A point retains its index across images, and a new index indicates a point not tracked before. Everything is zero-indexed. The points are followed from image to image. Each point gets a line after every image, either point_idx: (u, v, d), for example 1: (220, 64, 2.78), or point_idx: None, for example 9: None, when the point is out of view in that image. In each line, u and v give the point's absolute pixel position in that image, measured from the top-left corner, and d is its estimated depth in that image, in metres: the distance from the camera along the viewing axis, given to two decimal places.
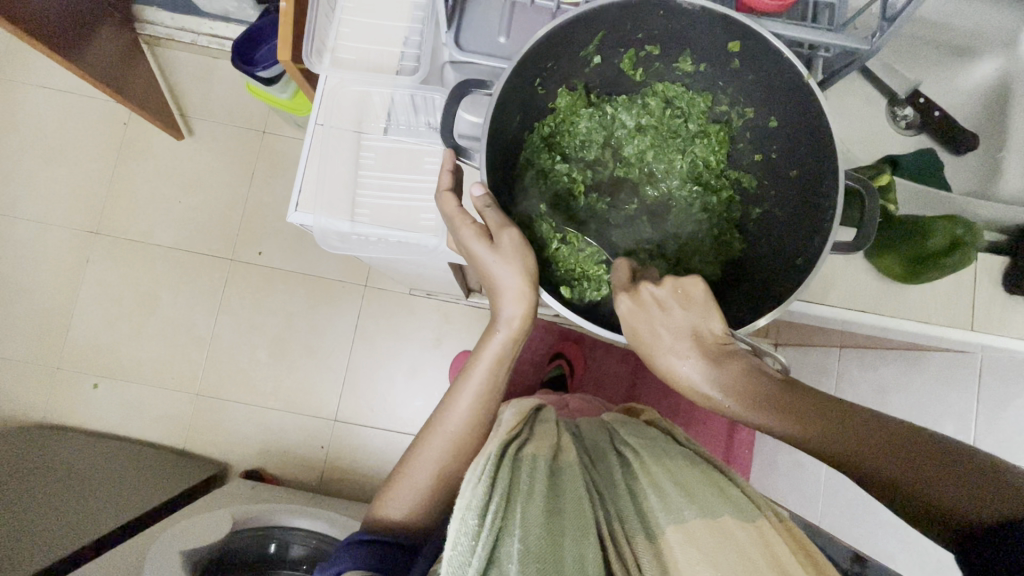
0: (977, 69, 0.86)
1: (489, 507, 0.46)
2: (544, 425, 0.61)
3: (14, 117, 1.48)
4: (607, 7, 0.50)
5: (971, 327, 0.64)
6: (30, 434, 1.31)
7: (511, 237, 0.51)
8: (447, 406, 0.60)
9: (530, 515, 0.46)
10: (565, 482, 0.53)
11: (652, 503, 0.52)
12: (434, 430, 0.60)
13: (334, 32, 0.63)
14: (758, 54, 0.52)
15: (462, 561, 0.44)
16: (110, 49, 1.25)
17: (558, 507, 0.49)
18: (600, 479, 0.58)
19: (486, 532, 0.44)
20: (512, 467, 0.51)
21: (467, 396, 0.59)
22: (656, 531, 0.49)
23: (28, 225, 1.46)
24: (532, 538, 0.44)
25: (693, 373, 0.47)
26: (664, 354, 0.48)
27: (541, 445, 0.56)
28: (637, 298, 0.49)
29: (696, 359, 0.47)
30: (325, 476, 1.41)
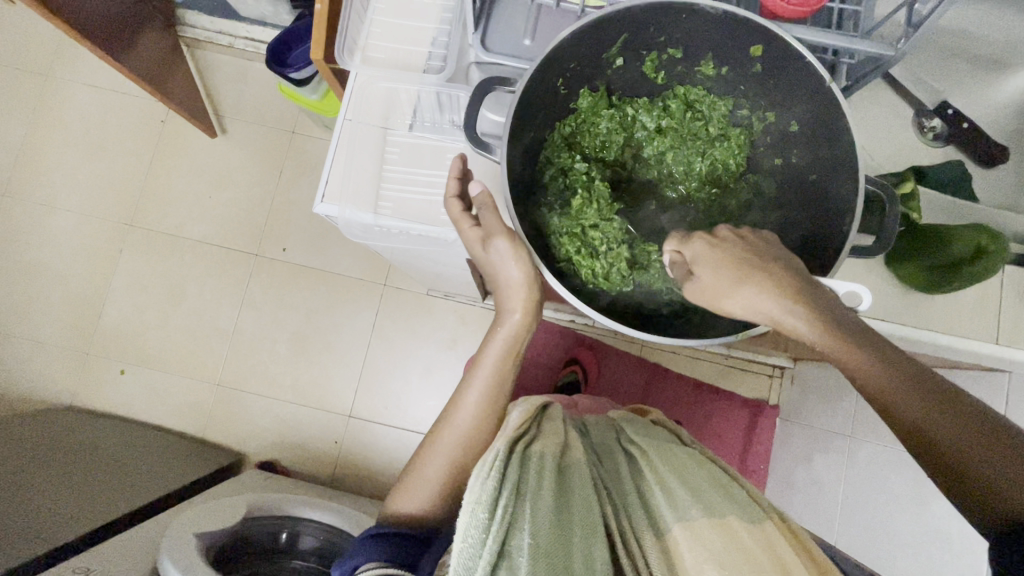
0: (1007, 83, 0.85)
1: (499, 501, 0.47)
2: (551, 421, 0.62)
3: (59, 113, 1.55)
4: (630, 10, 0.51)
5: (997, 341, 0.62)
6: (59, 416, 1.36)
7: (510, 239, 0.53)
8: (456, 402, 0.60)
9: (539, 509, 0.47)
10: (573, 477, 0.52)
11: (660, 502, 0.52)
12: (445, 426, 0.60)
13: (364, 32, 0.66)
14: (781, 58, 0.53)
15: (473, 554, 0.45)
16: (153, 49, 1.31)
17: (566, 503, 0.49)
18: (607, 474, 0.57)
19: (496, 525, 0.45)
20: (521, 463, 0.51)
21: (475, 392, 0.59)
22: (664, 528, 0.50)
23: (68, 215, 1.52)
24: (542, 535, 0.45)
25: (768, 307, 0.45)
26: (741, 287, 0.46)
27: (548, 444, 0.55)
28: (714, 236, 0.50)
29: (772, 293, 0.45)
30: (338, 471, 1.42)
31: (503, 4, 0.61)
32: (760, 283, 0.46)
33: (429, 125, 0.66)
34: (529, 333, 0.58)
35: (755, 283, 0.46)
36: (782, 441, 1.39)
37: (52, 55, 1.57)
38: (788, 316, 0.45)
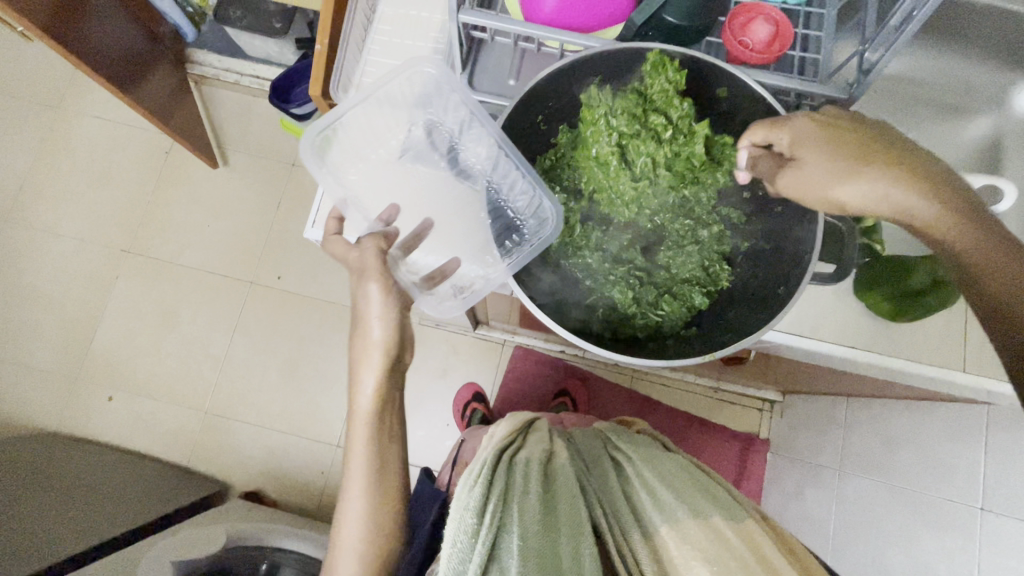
0: (969, 126, 0.90)
1: (486, 507, 0.49)
2: (537, 434, 0.65)
3: (67, 143, 1.61)
4: (602, 55, 0.56)
5: (966, 368, 0.64)
6: (43, 442, 1.34)
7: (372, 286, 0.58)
8: (349, 482, 0.62)
9: (527, 512, 0.49)
10: (559, 482, 0.55)
11: (645, 503, 0.56)
12: (344, 513, 0.62)
13: (361, 71, 0.71)
14: (743, 99, 0.58)
15: (462, 558, 0.46)
16: (162, 84, 1.38)
17: (553, 506, 0.52)
18: (594, 480, 0.60)
19: (484, 531, 0.47)
20: (508, 471, 0.55)
21: (356, 477, 0.62)
22: (651, 529, 0.54)
23: (67, 241, 1.55)
24: (530, 535, 0.47)
25: (875, 192, 0.49)
26: (848, 181, 0.49)
27: (533, 452, 0.60)
28: (817, 123, 0.52)
29: (884, 178, 0.49)
30: (323, 502, 1.40)
31: (489, 47, 0.66)
32: (870, 172, 0.49)
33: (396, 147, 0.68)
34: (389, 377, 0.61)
35: (854, 176, 0.49)
36: (773, 475, 1.38)
37: (64, 88, 1.63)
38: (903, 196, 0.48)
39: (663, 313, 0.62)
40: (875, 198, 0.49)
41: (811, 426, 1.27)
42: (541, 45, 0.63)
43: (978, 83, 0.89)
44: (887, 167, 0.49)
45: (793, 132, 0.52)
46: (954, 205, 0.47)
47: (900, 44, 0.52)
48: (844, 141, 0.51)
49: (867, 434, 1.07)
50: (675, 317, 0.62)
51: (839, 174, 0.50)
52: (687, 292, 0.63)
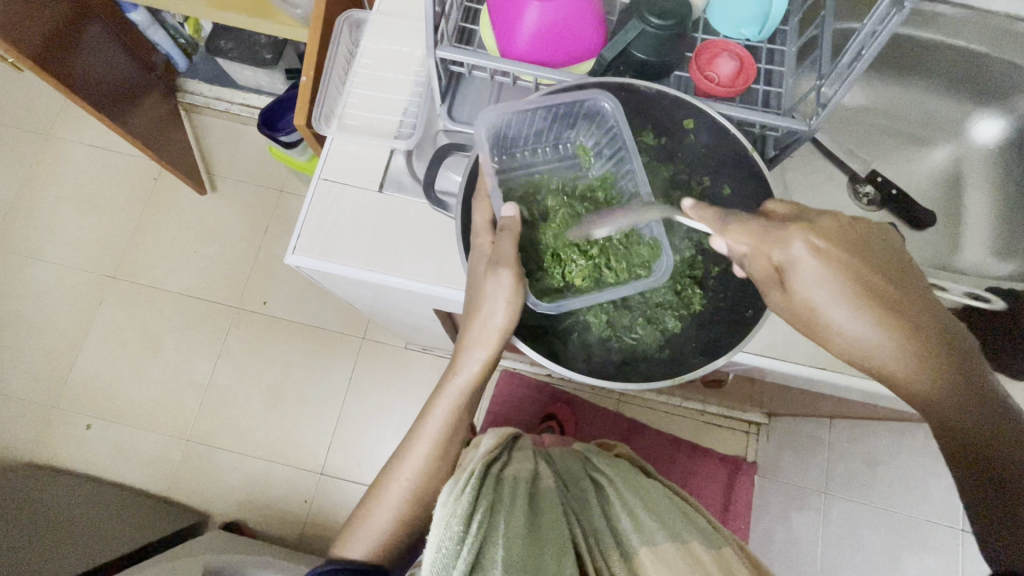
0: (932, 154, 0.94)
1: (473, 517, 0.48)
2: (521, 451, 0.66)
3: (56, 169, 1.61)
4: (574, 89, 0.59)
5: None
6: (17, 472, 1.31)
7: (497, 281, 0.54)
8: (415, 437, 0.63)
9: (511, 525, 0.49)
10: (544, 502, 0.55)
11: (625, 525, 0.56)
12: (400, 465, 0.63)
13: (343, 103, 0.73)
14: (709, 131, 0.60)
15: (446, 564, 0.46)
16: (151, 113, 1.40)
17: (538, 523, 0.52)
18: (575, 501, 0.60)
19: (470, 538, 0.47)
20: (495, 485, 0.54)
21: (427, 435, 0.63)
22: (630, 550, 0.53)
23: (51, 267, 1.55)
24: (513, 549, 0.47)
25: (825, 291, 0.50)
26: (801, 274, 0.50)
27: (519, 469, 0.59)
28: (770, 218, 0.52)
29: (827, 276, 0.49)
30: (306, 532, 1.37)
31: (468, 81, 0.68)
32: (821, 265, 0.49)
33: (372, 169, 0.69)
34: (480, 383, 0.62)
35: (809, 274, 0.50)
36: (760, 498, 1.37)
37: (54, 116, 1.65)
38: (836, 297, 0.49)
39: (637, 336, 0.63)
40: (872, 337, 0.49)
41: (796, 449, 1.28)
42: (517, 79, 0.66)
43: (937, 114, 0.93)
44: (889, 301, 0.49)
45: (788, 253, 0.50)
46: (869, 295, 0.49)
47: (852, 80, 0.54)
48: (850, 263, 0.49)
49: (850, 456, 1.08)
50: (649, 340, 0.63)
51: (797, 271, 0.50)
52: (661, 315, 0.64)
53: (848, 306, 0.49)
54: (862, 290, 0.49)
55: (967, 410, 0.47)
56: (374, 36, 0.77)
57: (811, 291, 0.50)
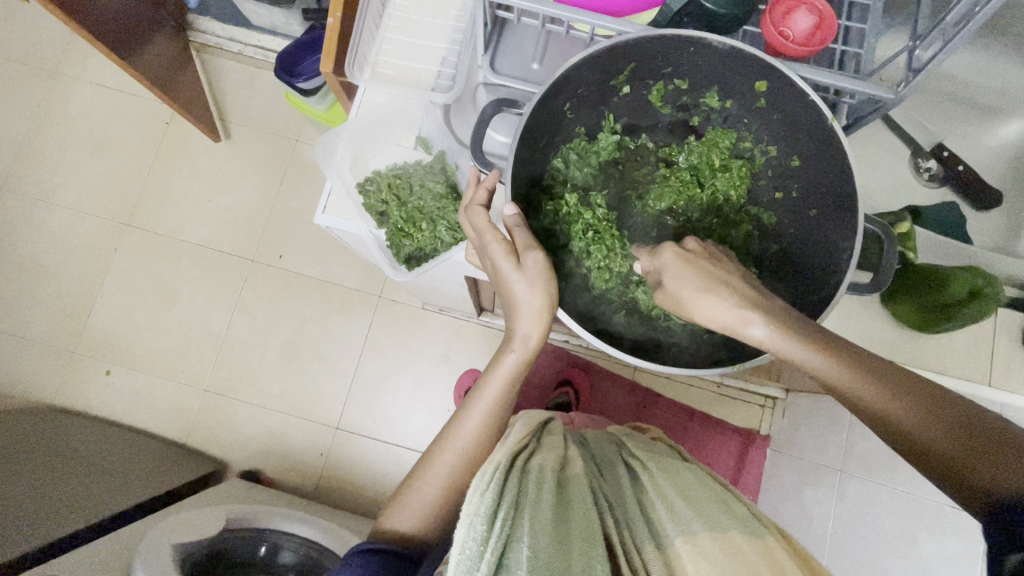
0: (1001, 128, 0.88)
1: (497, 513, 0.45)
2: (551, 438, 0.62)
3: (64, 109, 1.56)
4: (637, 41, 0.52)
5: (991, 384, 0.62)
6: (39, 416, 1.33)
7: (536, 260, 0.52)
8: (456, 422, 0.62)
9: (538, 522, 0.45)
10: (572, 492, 0.52)
11: (659, 513, 0.52)
12: (444, 446, 0.62)
13: (376, 48, 0.66)
14: (784, 96, 0.54)
15: (470, 566, 0.43)
16: (160, 52, 1.32)
17: (567, 515, 0.48)
18: (608, 489, 0.56)
19: (494, 539, 0.43)
20: (520, 476, 0.50)
21: (476, 414, 0.61)
22: (665, 540, 0.49)
23: (64, 212, 1.52)
24: (542, 544, 0.44)
25: (716, 304, 0.49)
26: (694, 288, 0.50)
27: (546, 458, 0.55)
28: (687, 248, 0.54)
29: (718, 295, 0.49)
30: (321, 484, 1.40)
31: (513, 29, 0.62)
32: (715, 286, 0.50)
33: (446, 191, 0.66)
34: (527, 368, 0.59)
35: (707, 294, 0.50)
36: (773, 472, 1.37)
37: (60, 52, 1.58)
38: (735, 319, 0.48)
39: None
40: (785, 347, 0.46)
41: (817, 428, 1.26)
42: (569, 28, 0.60)
43: None
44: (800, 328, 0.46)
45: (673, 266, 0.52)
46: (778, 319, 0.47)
47: (957, 43, 0.48)
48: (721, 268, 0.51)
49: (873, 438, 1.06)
50: None
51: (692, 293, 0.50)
52: None
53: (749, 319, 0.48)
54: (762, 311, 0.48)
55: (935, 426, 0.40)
56: None
57: (705, 302, 0.49)
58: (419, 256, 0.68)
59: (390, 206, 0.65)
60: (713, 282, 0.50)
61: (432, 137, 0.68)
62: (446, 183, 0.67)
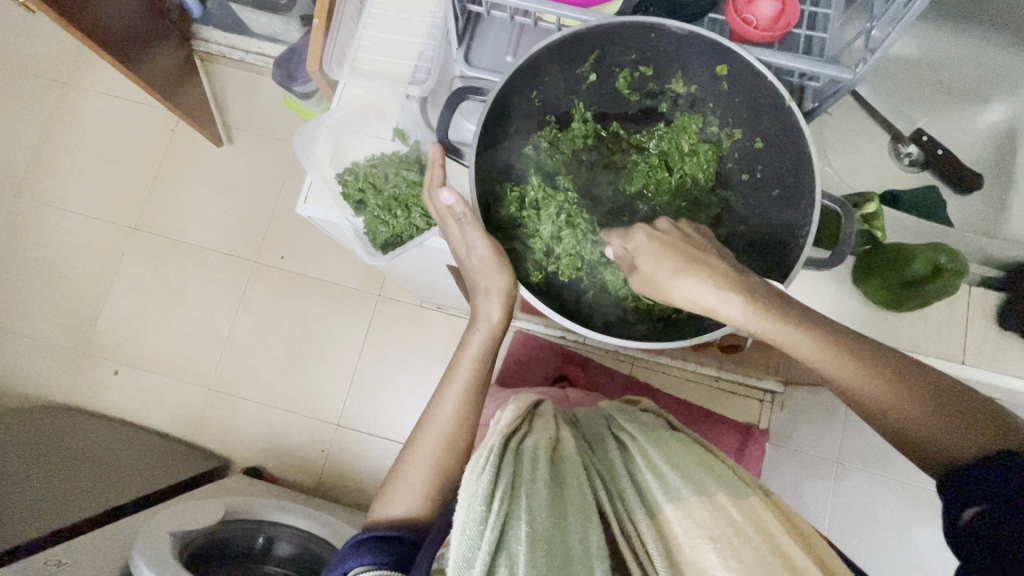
0: (985, 111, 0.88)
1: (495, 494, 0.48)
2: (543, 419, 0.64)
3: (75, 119, 1.61)
4: (598, 28, 0.54)
5: (964, 362, 0.63)
6: (51, 414, 1.37)
7: (483, 237, 0.56)
8: (437, 404, 0.64)
9: (533, 500, 0.48)
10: (566, 469, 0.54)
11: (649, 481, 0.53)
12: (428, 428, 0.63)
13: (354, 46, 0.69)
14: (745, 79, 0.55)
15: (473, 544, 0.46)
16: (164, 60, 1.36)
17: (562, 492, 0.51)
18: (600, 463, 0.58)
19: (493, 518, 0.46)
20: (515, 459, 0.53)
21: (454, 390, 0.63)
22: (656, 507, 0.51)
23: (75, 217, 1.57)
24: (538, 522, 0.46)
25: (706, 292, 0.50)
26: (679, 277, 0.50)
27: (539, 439, 0.57)
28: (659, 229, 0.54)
29: (703, 279, 0.49)
30: (323, 480, 1.42)
31: (485, 23, 0.64)
32: (696, 271, 0.50)
33: (417, 176, 0.65)
34: (497, 342, 0.64)
35: (691, 278, 0.50)
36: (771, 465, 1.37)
37: (70, 64, 1.63)
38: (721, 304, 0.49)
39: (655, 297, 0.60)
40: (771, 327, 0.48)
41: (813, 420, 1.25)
42: (537, 20, 0.62)
43: (995, 64, 0.86)
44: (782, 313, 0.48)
45: (654, 251, 0.52)
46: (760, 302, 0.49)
47: (908, 21, 0.49)
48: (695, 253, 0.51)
49: None
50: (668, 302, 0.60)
51: (674, 277, 0.50)
52: None
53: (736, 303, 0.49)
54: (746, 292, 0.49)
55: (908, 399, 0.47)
56: None
57: (692, 287, 0.50)
58: (395, 242, 0.68)
59: (366, 195, 0.66)
60: (692, 265, 0.50)
61: (408, 128, 0.68)
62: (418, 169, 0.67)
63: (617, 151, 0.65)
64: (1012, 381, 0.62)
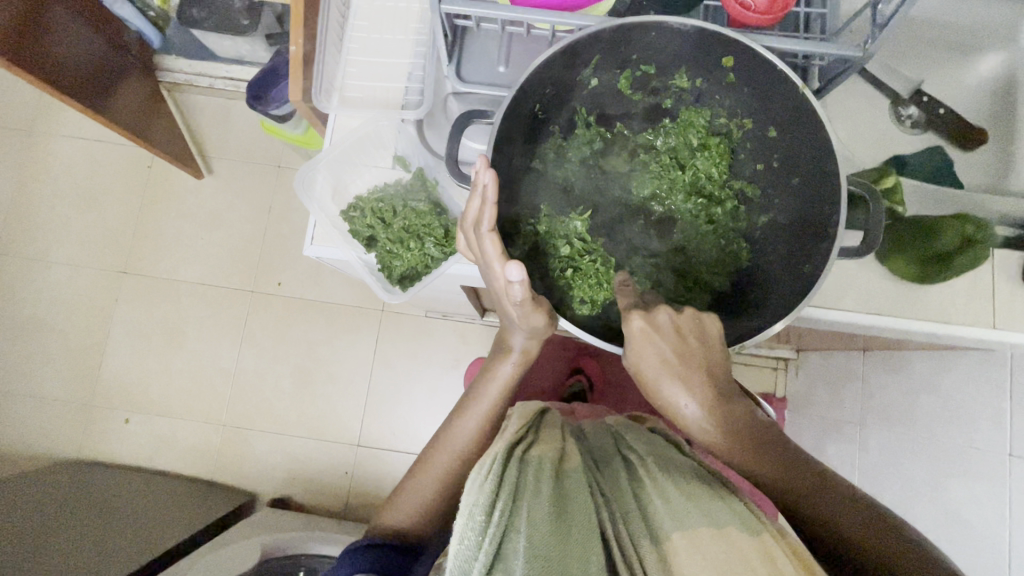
0: (981, 63, 0.86)
1: (496, 504, 0.42)
2: (551, 429, 0.58)
3: (46, 167, 1.56)
4: (598, 34, 0.52)
5: (995, 326, 0.62)
6: (66, 472, 1.35)
7: (522, 292, 0.49)
8: (456, 420, 0.63)
9: (536, 513, 0.42)
10: (573, 482, 0.47)
11: (656, 503, 0.46)
12: (441, 444, 0.63)
13: (341, 73, 0.67)
14: (752, 69, 0.54)
15: (468, 556, 0.40)
16: (132, 97, 1.31)
17: (565, 506, 0.44)
18: (607, 481, 0.51)
19: (493, 527, 0.40)
20: (518, 467, 0.46)
21: (478, 412, 0.63)
22: (662, 533, 0.43)
23: (60, 268, 1.52)
24: (541, 536, 0.40)
25: (682, 399, 0.50)
26: (663, 378, 0.51)
27: (546, 449, 0.51)
28: (651, 320, 0.51)
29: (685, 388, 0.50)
30: (350, 502, 1.41)
31: (474, 35, 0.62)
32: (678, 378, 0.50)
33: (428, 208, 0.66)
34: (525, 368, 0.64)
35: (672, 383, 0.50)
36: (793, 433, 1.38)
37: (34, 111, 1.58)
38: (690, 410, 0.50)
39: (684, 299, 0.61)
40: (725, 445, 0.49)
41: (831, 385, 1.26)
42: (529, 28, 0.59)
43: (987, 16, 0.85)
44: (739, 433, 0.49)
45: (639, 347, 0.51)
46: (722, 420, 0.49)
47: None
48: (684, 357, 0.51)
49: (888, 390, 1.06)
50: (696, 301, 0.61)
51: (657, 378, 0.51)
52: (710, 276, 0.61)
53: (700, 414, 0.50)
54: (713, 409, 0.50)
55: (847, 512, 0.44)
56: None
57: (674, 390, 0.50)
58: (411, 275, 0.69)
59: (376, 230, 0.67)
60: (678, 373, 0.50)
61: (407, 155, 0.68)
62: (427, 201, 0.67)
63: (624, 153, 0.64)
64: None
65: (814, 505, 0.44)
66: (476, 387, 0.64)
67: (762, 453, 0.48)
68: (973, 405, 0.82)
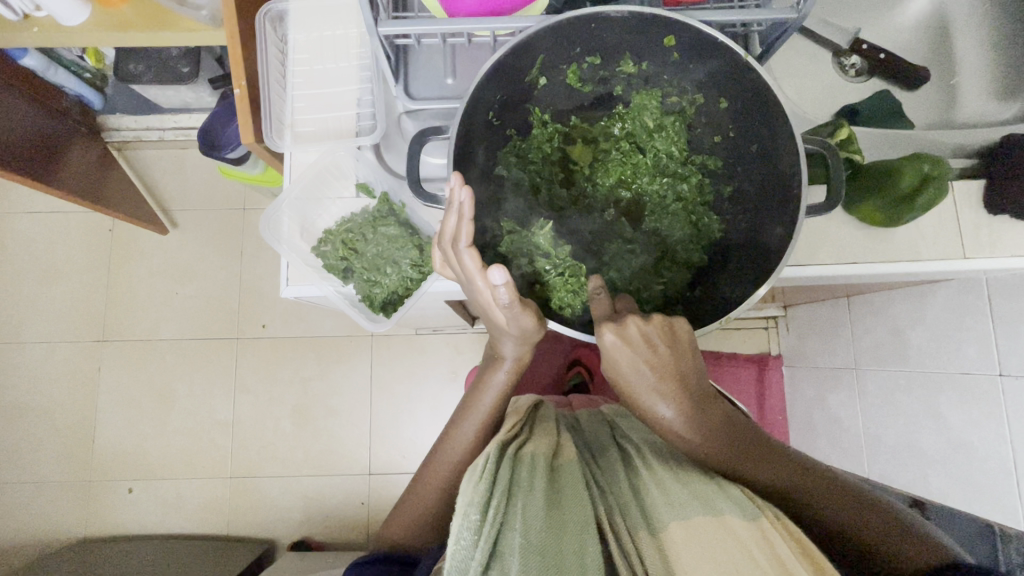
0: (911, 6, 0.89)
1: (490, 502, 0.41)
2: (544, 424, 0.58)
3: (5, 248, 1.52)
4: (540, 33, 0.52)
5: (964, 256, 0.64)
6: (77, 553, 1.31)
7: (510, 295, 0.48)
8: (452, 430, 0.63)
9: (531, 508, 0.41)
10: (568, 475, 0.47)
11: (651, 492, 0.46)
12: (440, 455, 0.63)
13: (290, 109, 0.66)
14: (693, 43, 0.54)
15: (464, 557, 0.39)
16: (80, 163, 1.28)
17: (561, 501, 0.43)
18: (602, 475, 0.51)
19: (487, 526, 0.39)
20: (512, 465, 0.46)
21: (473, 420, 0.62)
22: (658, 522, 0.43)
23: (36, 348, 1.48)
24: (534, 532, 0.39)
25: (672, 415, 0.50)
26: (649, 395, 0.50)
27: (539, 445, 0.50)
28: (622, 332, 0.50)
29: (675, 401, 0.50)
30: (371, 532, 1.40)
31: (417, 51, 0.62)
32: (666, 392, 0.50)
33: (400, 231, 0.66)
34: (519, 374, 0.62)
35: (662, 398, 0.50)
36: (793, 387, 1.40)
37: None
38: (681, 422, 0.50)
39: (665, 280, 0.61)
40: (719, 453, 0.49)
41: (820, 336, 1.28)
42: (470, 37, 0.59)
43: None
44: (727, 437, 0.50)
45: (624, 360, 0.50)
46: (710, 428, 0.50)
47: None
48: (667, 365, 0.50)
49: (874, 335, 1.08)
50: (679, 280, 0.61)
51: (648, 394, 0.50)
52: (687, 253, 0.61)
53: (689, 426, 0.50)
54: (703, 415, 0.50)
55: (835, 498, 0.48)
56: (302, 26, 0.68)
57: (660, 404, 0.50)
58: (394, 301, 0.69)
59: (350, 261, 0.67)
60: (665, 385, 0.50)
61: (369, 180, 0.68)
62: (398, 224, 0.67)
63: (581, 145, 0.65)
64: (1011, 261, 0.63)
65: (812, 499, 0.48)
66: (474, 393, 0.64)
67: (752, 453, 0.50)
68: (958, 334, 0.84)
